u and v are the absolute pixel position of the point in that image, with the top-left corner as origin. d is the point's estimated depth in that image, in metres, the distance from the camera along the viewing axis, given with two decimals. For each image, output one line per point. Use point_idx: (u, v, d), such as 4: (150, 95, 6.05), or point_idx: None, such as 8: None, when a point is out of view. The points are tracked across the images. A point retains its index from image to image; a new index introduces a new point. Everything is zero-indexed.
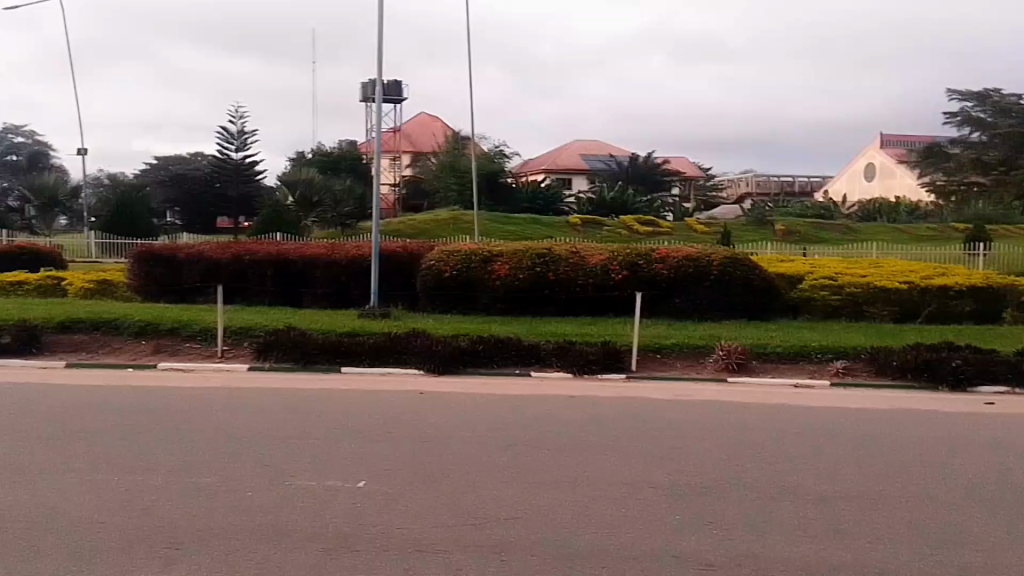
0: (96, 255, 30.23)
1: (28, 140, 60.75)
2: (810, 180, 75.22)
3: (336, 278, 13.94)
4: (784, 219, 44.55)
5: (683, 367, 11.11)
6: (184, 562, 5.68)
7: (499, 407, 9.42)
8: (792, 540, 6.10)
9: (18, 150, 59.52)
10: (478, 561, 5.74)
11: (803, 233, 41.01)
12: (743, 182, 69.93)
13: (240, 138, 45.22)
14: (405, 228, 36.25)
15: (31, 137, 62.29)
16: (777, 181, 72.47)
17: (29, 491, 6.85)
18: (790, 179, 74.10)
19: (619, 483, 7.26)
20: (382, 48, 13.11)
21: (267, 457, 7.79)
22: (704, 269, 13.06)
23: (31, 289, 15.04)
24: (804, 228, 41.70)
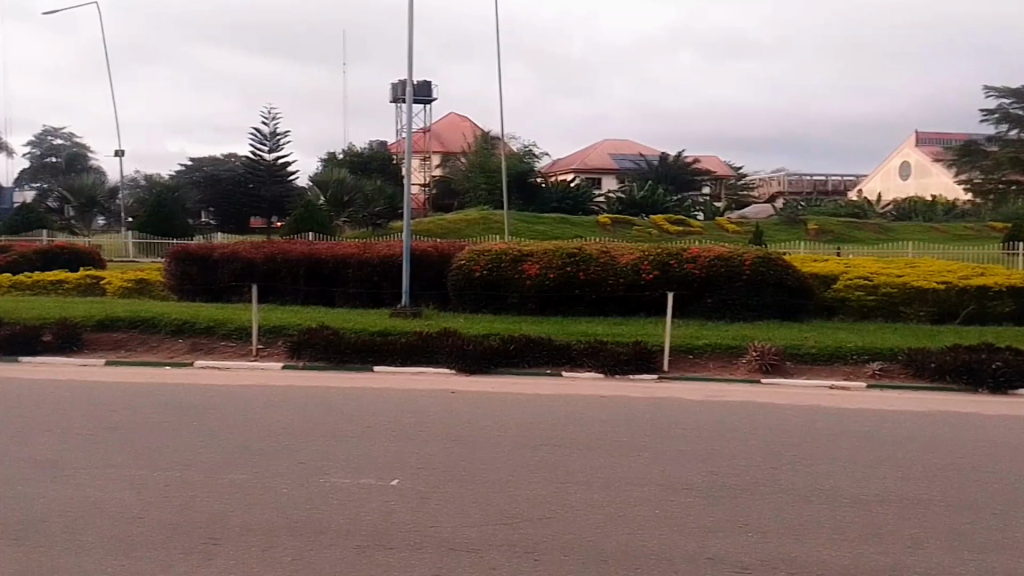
0: (133, 254, 30.88)
1: (68, 142, 62.30)
2: (842, 179, 74.11)
3: (367, 278, 14.05)
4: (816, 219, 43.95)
5: (715, 368, 11.03)
6: (221, 557, 5.75)
7: (531, 406, 9.43)
8: (828, 543, 6.02)
9: (60, 151, 61.07)
10: (512, 561, 5.74)
11: (836, 233, 40.46)
12: (774, 182, 69.31)
13: (273, 138, 45.88)
14: (433, 228, 36.42)
15: (72, 139, 63.86)
16: (808, 180, 71.60)
17: (72, 486, 7.00)
18: (822, 178, 73.16)
19: (653, 484, 7.22)
20: (411, 50, 13.19)
21: (303, 455, 7.87)
22: (736, 268, 12.97)
23: (72, 288, 15.38)
24: (837, 228, 41.10)
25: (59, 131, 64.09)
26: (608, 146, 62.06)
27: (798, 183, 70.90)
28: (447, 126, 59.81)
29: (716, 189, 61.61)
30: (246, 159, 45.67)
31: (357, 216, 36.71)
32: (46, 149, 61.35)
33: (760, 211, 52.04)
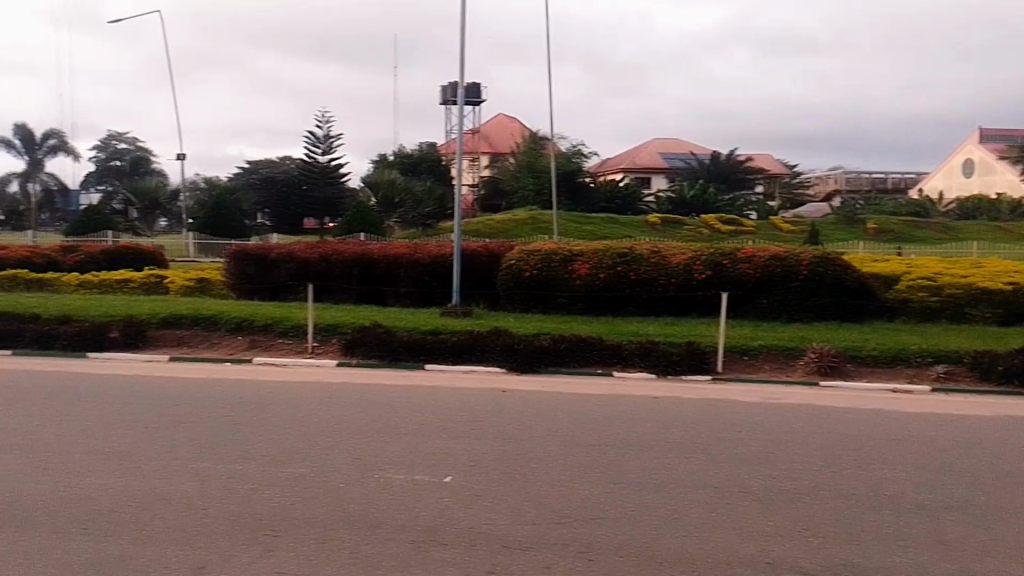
0: (193, 254, 31.88)
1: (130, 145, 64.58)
2: (902, 176, 71.94)
3: (418, 278, 14.21)
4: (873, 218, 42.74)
5: (772, 370, 10.84)
6: (282, 549, 5.88)
7: (584, 406, 9.41)
8: (892, 550, 5.86)
9: (122, 155, 63.34)
10: (566, 560, 5.74)
11: (896, 233, 39.26)
12: (829, 180, 67.88)
13: (325, 142, 46.70)
14: (483, 228, 36.63)
15: (134, 143, 66.07)
16: (865, 179, 69.83)
17: (137, 477, 7.25)
18: (879, 176, 71.27)
19: (708, 486, 7.14)
20: (462, 53, 13.31)
21: (359, 450, 8.01)
22: (793, 268, 12.73)
23: (135, 287, 15.89)
24: (896, 228, 39.90)
25: (123, 136, 66.42)
26: (658, 145, 61.51)
27: (854, 181, 69.02)
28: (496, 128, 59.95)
29: (769, 189, 60.52)
30: (302, 162, 46.81)
31: (406, 216, 37.16)
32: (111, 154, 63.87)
33: (817, 211, 50.69)
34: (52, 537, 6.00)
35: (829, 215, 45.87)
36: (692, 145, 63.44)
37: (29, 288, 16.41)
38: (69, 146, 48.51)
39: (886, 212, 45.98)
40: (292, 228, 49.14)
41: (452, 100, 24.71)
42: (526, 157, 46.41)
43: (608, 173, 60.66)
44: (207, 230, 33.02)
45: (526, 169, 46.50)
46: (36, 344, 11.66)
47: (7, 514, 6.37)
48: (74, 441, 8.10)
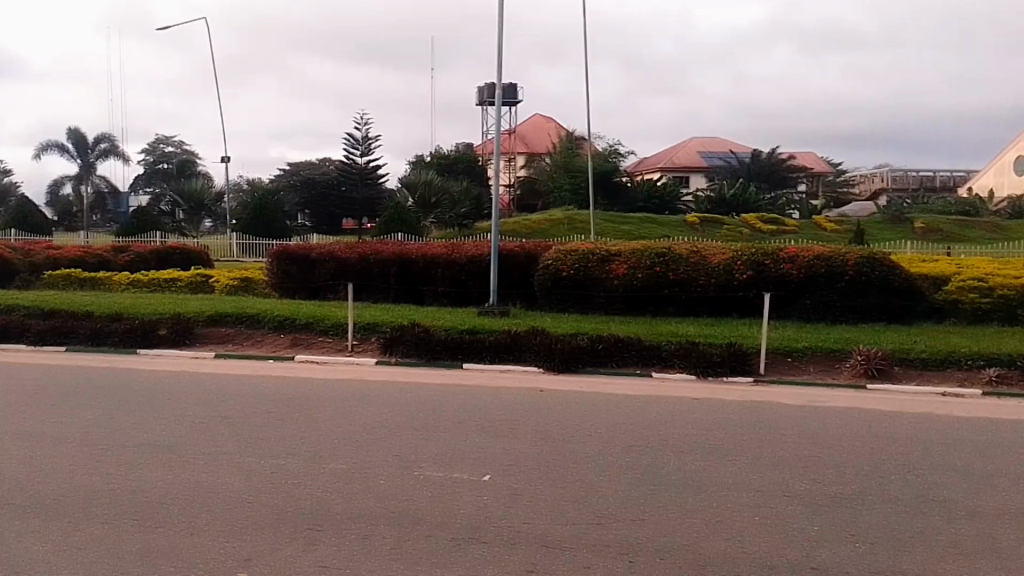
0: (237, 254, 32.64)
1: (177, 148, 66.43)
2: (952, 173, 69.52)
3: (456, 277, 14.29)
4: (922, 216, 41.52)
5: (815, 372, 10.63)
6: (325, 543, 5.97)
7: (622, 407, 9.35)
8: (942, 557, 5.69)
9: (169, 159, 65.27)
10: (605, 560, 5.71)
11: (945, 232, 38.09)
12: (875, 179, 66.35)
13: (365, 142, 47.32)
14: (520, 228, 36.66)
15: (180, 146, 67.91)
16: (913, 177, 68.01)
17: (185, 471, 7.44)
18: (928, 174, 69.31)
19: (749, 489, 7.03)
20: (501, 54, 13.33)
21: (398, 448, 8.09)
22: (837, 268, 12.45)
23: (182, 286, 16.30)
24: (946, 228, 38.70)
25: (170, 138, 68.17)
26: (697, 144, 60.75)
27: (901, 179, 67.15)
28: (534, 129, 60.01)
29: (811, 188, 59.29)
30: (342, 163, 47.49)
31: (443, 216, 37.40)
32: (159, 157, 65.74)
33: (861, 210, 49.53)
34: (105, 528, 6.19)
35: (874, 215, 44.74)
36: (733, 143, 62.49)
37: (82, 287, 16.96)
38: (119, 150, 50.01)
39: (935, 211, 44.66)
40: (332, 229, 49.98)
41: (490, 101, 24.78)
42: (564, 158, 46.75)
43: (646, 172, 60.32)
44: (251, 230, 33.73)
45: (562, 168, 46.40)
46: (89, 341, 12.06)
47: (63, 505, 6.60)
48: (125, 436, 8.35)
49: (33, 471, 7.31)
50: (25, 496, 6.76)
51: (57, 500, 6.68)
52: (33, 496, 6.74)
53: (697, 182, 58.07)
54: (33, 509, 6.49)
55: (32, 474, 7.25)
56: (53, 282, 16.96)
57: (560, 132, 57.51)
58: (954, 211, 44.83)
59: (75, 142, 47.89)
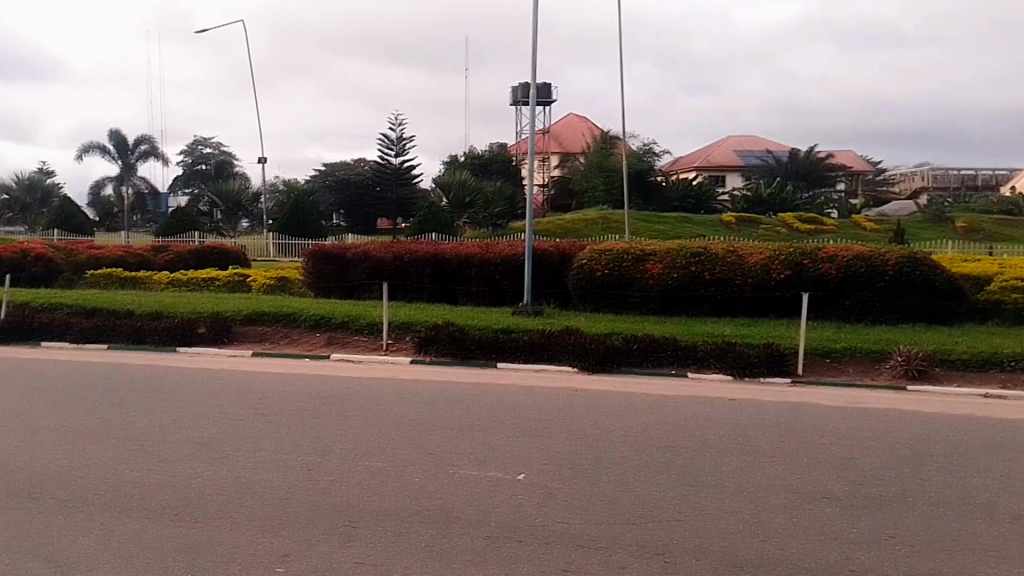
0: (273, 254, 33.17)
1: (214, 150, 67.58)
2: (994, 170, 67.81)
3: (490, 277, 14.33)
4: (965, 216, 40.58)
5: (854, 373, 10.47)
6: (361, 539, 6.01)
7: (658, 407, 9.29)
8: (986, 561, 5.56)
9: (207, 159, 66.46)
10: (642, 561, 5.67)
11: (988, 232, 37.19)
12: (917, 177, 65.23)
13: (399, 143, 47.63)
14: (552, 228, 36.67)
15: (217, 147, 69.06)
16: (955, 174, 66.52)
17: (223, 467, 7.55)
18: (971, 171, 67.77)
19: (788, 491, 6.94)
20: (536, 54, 13.34)
21: (434, 446, 8.13)
22: (877, 268, 12.26)
23: (221, 285, 16.60)
24: (989, 228, 37.80)
25: (207, 139, 69.27)
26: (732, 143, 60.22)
27: (942, 177, 65.61)
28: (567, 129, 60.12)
29: (846, 187, 58.34)
30: (376, 163, 47.89)
31: (476, 217, 37.69)
32: (196, 158, 66.89)
33: (901, 208, 48.59)
34: (146, 521, 6.31)
35: (914, 215, 43.85)
36: (768, 140, 61.72)
37: (123, 286, 17.33)
38: (158, 151, 50.90)
39: (978, 211, 43.62)
40: (367, 229, 50.48)
41: (523, 100, 24.87)
42: (598, 157, 46.58)
43: (679, 172, 59.98)
44: (286, 230, 34.20)
45: (596, 169, 46.46)
46: (130, 339, 12.30)
47: (105, 499, 6.73)
48: (166, 432, 8.51)
49: (77, 466, 7.48)
50: (69, 489, 6.91)
51: (100, 494, 6.82)
52: (76, 491, 6.89)
53: (732, 181, 57.56)
54: (76, 503, 6.63)
55: (76, 468, 7.41)
56: (96, 282, 17.36)
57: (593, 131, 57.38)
58: (998, 210, 43.74)
59: (115, 144, 48.88)
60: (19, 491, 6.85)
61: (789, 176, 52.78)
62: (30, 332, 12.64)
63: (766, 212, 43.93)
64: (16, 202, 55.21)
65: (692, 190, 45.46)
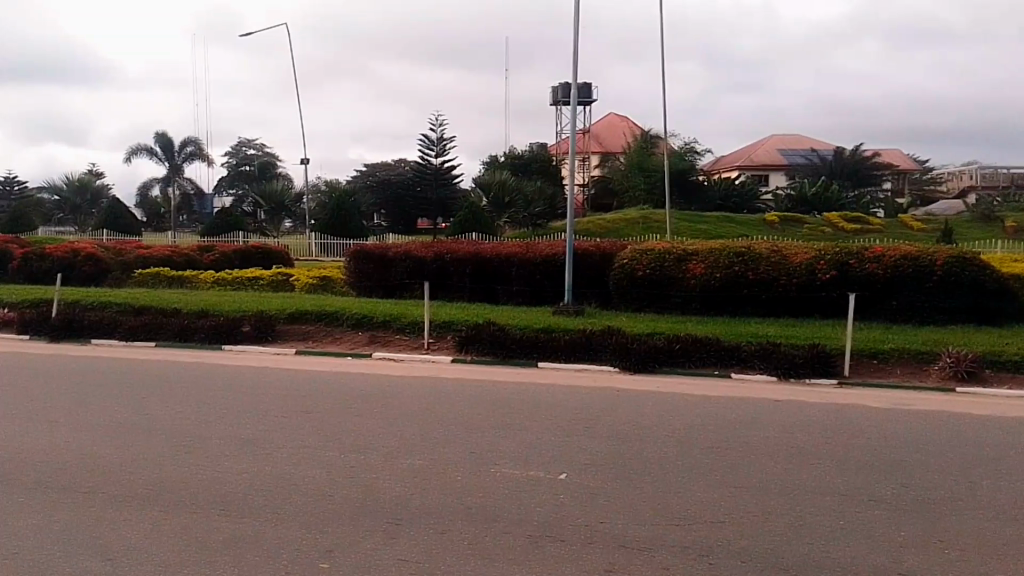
0: (315, 253, 33.68)
1: (258, 151, 68.84)
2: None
3: (531, 277, 14.38)
4: (1014, 215, 39.45)
5: (901, 374, 10.30)
6: (404, 536, 6.07)
7: (702, 407, 9.23)
8: None
9: (250, 160, 67.76)
10: (685, 562, 5.63)
11: None
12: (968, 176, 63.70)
13: (439, 143, 47.96)
14: (592, 228, 36.62)
15: (261, 148, 70.35)
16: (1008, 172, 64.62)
17: (267, 463, 7.66)
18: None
19: (835, 493, 6.85)
20: (576, 54, 13.36)
21: (476, 445, 8.17)
22: (926, 268, 12.06)
23: (266, 285, 16.95)
24: None
25: (252, 140, 70.45)
26: (774, 142, 59.48)
27: (989, 177, 64.00)
28: (608, 129, 60.02)
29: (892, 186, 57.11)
30: (416, 164, 48.28)
31: (517, 216, 37.64)
32: (241, 159, 68.20)
33: (949, 208, 47.39)
34: (193, 516, 6.42)
35: (962, 215, 42.75)
36: (812, 139, 60.82)
37: (170, 285, 17.76)
38: (204, 152, 51.81)
39: None
40: (408, 228, 50.87)
41: (564, 101, 24.94)
42: (638, 157, 46.68)
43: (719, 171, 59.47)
44: (328, 230, 34.60)
45: (636, 168, 46.38)
46: (176, 336, 12.57)
47: (154, 493, 6.88)
48: (211, 428, 8.69)
49: (126, 461, 7.66)
50: (117, 484, 7.07)
51: (148, 489, 6.98)
52: (125, 486, 7.05)
53: (775, 180, 56.87)
54: (126, 497, 6.79)
55: (125, 463, 7.59)
56: (144, 281, 17.81)
57: (633, 131, 57.21)
58: None
59: (163, 146, 49.84)
60: (70, 485, 7.04)
61: (834, 177, 52.20)
62: (81, 329, 12.97)
63: (811, 212, 43.35)
64: (68, 203, 56.81)
65: (734, 190, 45.13)
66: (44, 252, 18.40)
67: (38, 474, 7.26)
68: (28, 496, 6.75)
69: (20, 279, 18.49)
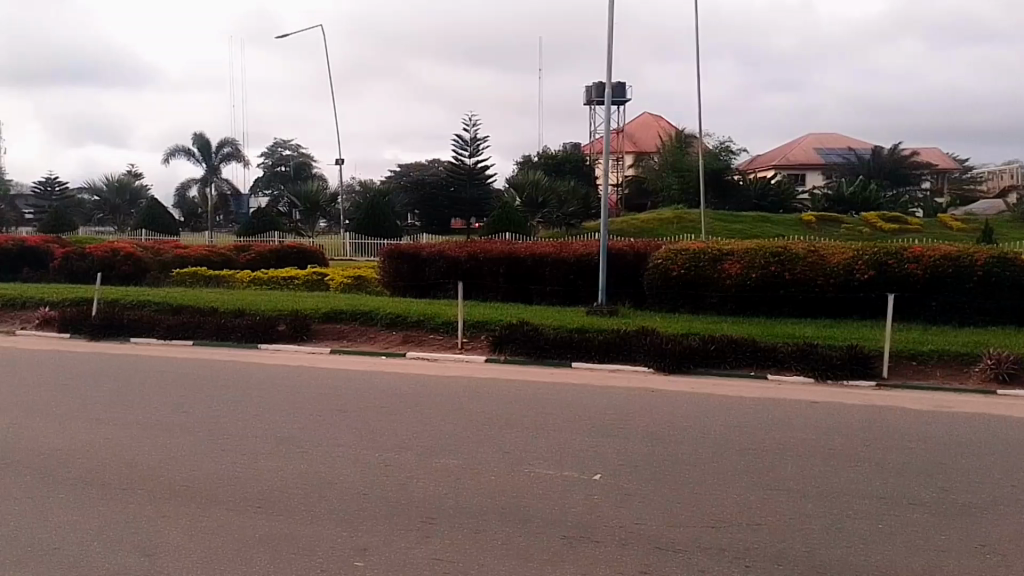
0: (350, 254, 34.05)
1: (294, 151, 69.77)
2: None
3: (565, 277, 14.43)
4: None
5: (940, 376, 10.17)
6: (438, 536, 6.10)
7: (737, 409, 9.20)
8: None
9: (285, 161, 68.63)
10: (722, 564, 5.61)
11: None
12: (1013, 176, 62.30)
13: (474, 144, 48.17)
14: (626, 227, 36.53)
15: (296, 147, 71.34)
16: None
17: (302, 462, 7.75)
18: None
19: (874, 497, 6.77)
20: (610, 53, 13.36)
21: (511, 445, 8.20)
22: (966, 268, 11.90)
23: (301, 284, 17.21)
24: None
25: (286, 141, 71.38)
26: (812, 142, 58.78)
27: None
28: (642, 129, 59.89)
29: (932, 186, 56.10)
30: (450, 164, 48.56)
31: (550, 216, 37.76)
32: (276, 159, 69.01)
33: (990, 209, 46.37)
34: (230, 513, 6.52)
35: (1003, 215, 41.80)
36: (849, 139, 60.04)
37: (207, 284, 18.09)
38: (240, 154, 52.18)
39: None
40: (442, 228, 51.12)
41: (599, 100, 25.09)
42: (673, 157, 47.14)
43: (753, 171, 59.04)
44: (363, 230, 34.85)
45: (672, 169, 46.39)
46: (213, 335, 12.78)
47: (192, 491, 6.99)
48: (248, 426, 8.82)
49: (164, 459, 7.79)
50: (155, 482, 7.19)
51: (186, 486, 7.10)
52: (163, 483, 7.16)
53: (811, 179, 56.21)
54: (165, 494, 6.91)
55: (163, 461, 7.72)
56: (182, 281, 18.15)
57: (666, 130, 57.11)
58: None
59: (200, 146, 50.57)
60: (109, 481, 7.17)
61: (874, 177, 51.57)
62: (121, 328, 13.23)
63: (849, 212, 42.89)
64: (108, 203, 58.06)
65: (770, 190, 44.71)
66: (85, 252, 18.77)
67: (78, 471, 7.40)
68: (68, 491, 6.89)
69: (61, 279, 18.88)
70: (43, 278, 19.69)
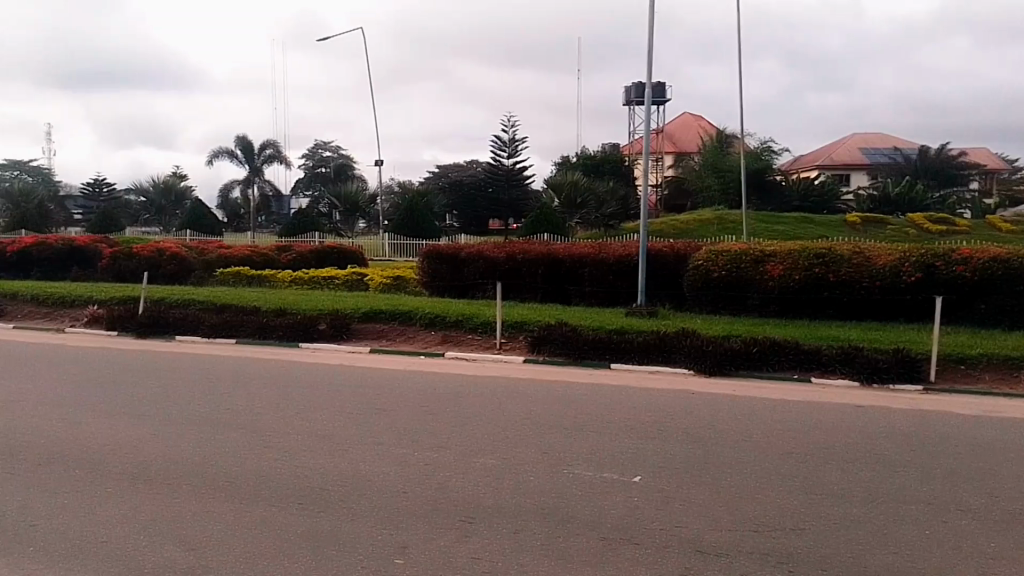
0: (388, 253, 34.32)
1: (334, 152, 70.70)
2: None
3: (603, 278, 14.42)
4: None
5: (990, 380, 9.94)
6: (478, 535, 6.16)
7: (779, 412, 9.10)
8: None
9: (325, 162, 69.48)
10: (763, 568, 5.57)
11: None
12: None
13: (511, 146, 48.03)
14: (665, 228, 36.40)
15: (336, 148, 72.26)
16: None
17: (343, 460, 7.86)
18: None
19: (921, 502, 6.66)
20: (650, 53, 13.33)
21: (551, 446, 8.22)
22: (1018, 271, 11.61)
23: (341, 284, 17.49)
24: None
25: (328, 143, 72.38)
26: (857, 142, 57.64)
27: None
28: (681, 129, 59.52)
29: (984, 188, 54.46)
30: (488, 166, 48.63)
31: (588, 217, 37.83)
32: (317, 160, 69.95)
33: None
34: (272, 510, 6.63)
35: None
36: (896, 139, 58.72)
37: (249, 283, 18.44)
38: (282, 155, 53.07)
39: None
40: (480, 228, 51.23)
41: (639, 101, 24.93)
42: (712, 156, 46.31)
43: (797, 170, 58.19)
44: (402, 230, 35.17)
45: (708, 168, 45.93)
46: (253, 334, 13.01)
47: (235, 487, 7.13)
48: (289, 424, 8.97)
49: (207, 455, 7.96)
50: (199, 477, 7.35)
51: (229, 482, 7.25)
52: (207, 478, 7.32)
53: (855, 179, 55.11)
54: (210, 490, 7.07)
55: (206, 457, 7.90)
56: (225, 281, 18.52)
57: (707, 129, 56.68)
58: None
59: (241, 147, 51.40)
60: (154, 477, 7.35)
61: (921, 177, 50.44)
62: (166, 326, 13.54)
63: (894, 212, 42.19)
64: (154, 203, 59.44)
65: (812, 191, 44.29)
66: (132, 252, 19.25)
67: (125, 466, 7.60)
68: (115, 486, 7.08)
69: (109, 278, 19.37)
70: (94, 277, 20.23)
